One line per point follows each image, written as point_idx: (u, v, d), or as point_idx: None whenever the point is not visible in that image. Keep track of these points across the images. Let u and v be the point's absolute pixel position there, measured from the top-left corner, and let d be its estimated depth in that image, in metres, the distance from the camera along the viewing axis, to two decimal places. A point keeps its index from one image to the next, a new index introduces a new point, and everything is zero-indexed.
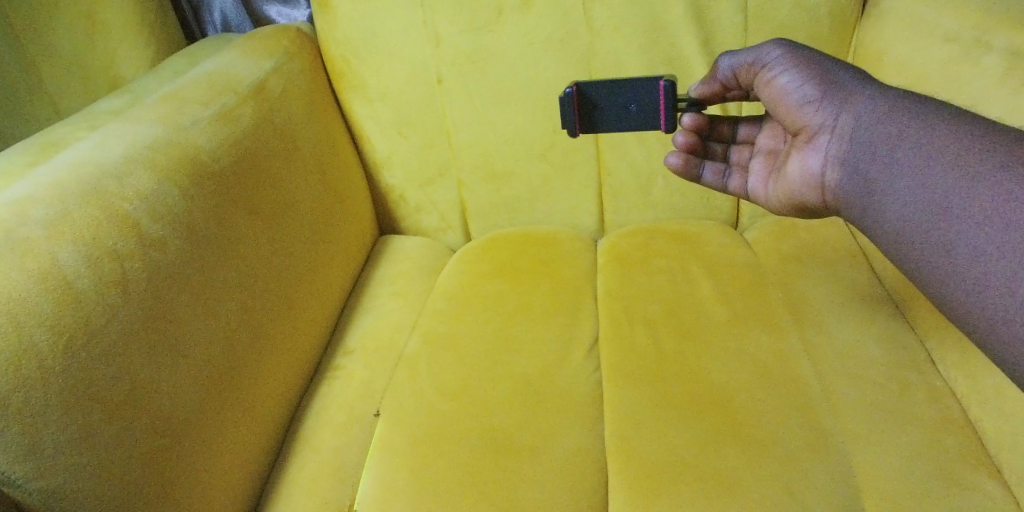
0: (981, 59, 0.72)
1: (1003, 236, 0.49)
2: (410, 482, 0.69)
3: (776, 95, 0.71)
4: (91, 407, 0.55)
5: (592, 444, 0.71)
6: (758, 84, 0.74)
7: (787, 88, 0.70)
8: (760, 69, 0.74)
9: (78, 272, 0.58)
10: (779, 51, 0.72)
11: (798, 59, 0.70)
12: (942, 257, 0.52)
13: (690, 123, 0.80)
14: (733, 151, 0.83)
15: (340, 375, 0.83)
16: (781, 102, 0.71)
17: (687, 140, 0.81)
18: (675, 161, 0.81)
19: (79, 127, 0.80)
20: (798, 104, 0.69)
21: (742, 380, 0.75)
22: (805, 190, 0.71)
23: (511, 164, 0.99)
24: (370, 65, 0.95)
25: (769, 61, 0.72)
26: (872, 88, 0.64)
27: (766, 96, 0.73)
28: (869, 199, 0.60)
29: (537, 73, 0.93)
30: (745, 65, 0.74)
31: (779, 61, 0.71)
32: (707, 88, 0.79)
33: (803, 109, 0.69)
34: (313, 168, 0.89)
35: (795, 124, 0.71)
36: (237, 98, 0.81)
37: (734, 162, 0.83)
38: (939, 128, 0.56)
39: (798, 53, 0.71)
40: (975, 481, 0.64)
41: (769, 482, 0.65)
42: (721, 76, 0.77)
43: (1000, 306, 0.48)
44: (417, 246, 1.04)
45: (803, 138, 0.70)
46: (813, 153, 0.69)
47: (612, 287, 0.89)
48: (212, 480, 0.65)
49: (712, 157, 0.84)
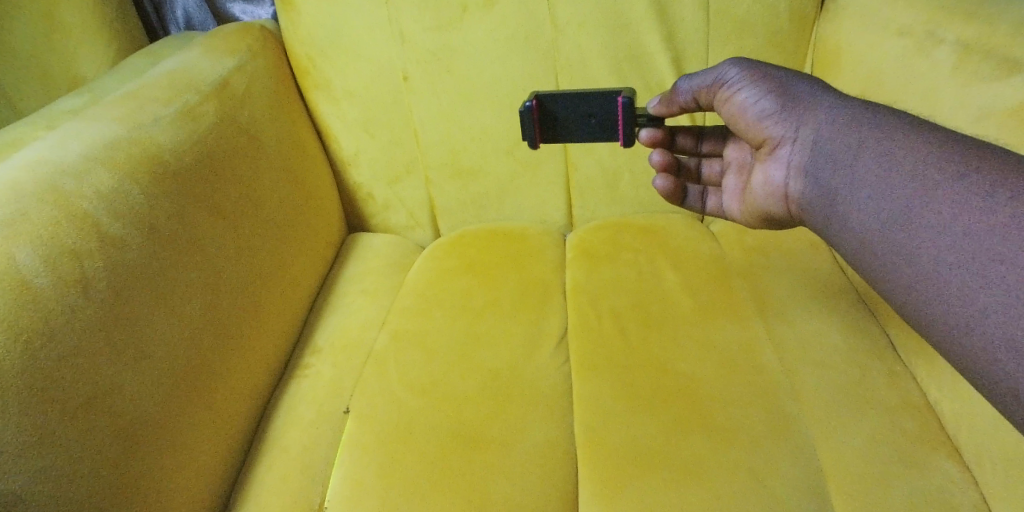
0: (934, 51, 0.76)
1: (960, 246, 0.49)
2: (378, 476, 0.68)
3: (735, 112, 0.71)
4: (51, 409, 0.55)
5: (561, 435, 0.71)
6: (718, 104, 0.73)
7: (746, 104, 0.70)
8: (719, 88, 0.73)
9: (35, 273, 0.58)
10: (736, 68, 0.71)
11: (754, 75, 0.70)
12: (903, 264, 0.52)
13: (649, 138, 0.79)
14: (704, 165, 0.83)
15: (308, 374, 0.83)
16: (742, 119, 0.71)
17: (662, 161, 0.81)
18: (662, 184, 0.83)
19: (38, 126, 0.81)
20: (758, 119, 0.69)
21: (706, 368, 0.75)
22: (771, 203, 0.71)
23: (478, 160, 1.00)
24: (335, 64, 0.96)
25: (726, 78, 0.72)
26: (831, 100, 0.64)
27: (726, 114, 0.73)
28: (832, 210, 0.60)
29: (502, 69, 0.94)
30: (705, 87, 0.73)
31: (736, 77, 0.71)
32: (666, 110, 0.77)
33: (762, 123, 0.69)
34: (279, 167, 0.90)
35: (755, 138, 0.70)
36: (199, 96, 0.83)
37: (706, 177, 0.84)
38: (897, 139, 0.56)
39: (756, 68, 0.70)
40: (934, 461, 0.65)
41: (736, 468, 0.65)
42: (681, 102, 0.76)
43: (953, 312, 0.48)
44: (385, 243, 1.05)
45: (765, 150, 0.70)
46: (775, 166, 0.69)
47: (578, 280, 0.90)
48: (182, 481, 0.65)
49: (686, 173, 0.84)
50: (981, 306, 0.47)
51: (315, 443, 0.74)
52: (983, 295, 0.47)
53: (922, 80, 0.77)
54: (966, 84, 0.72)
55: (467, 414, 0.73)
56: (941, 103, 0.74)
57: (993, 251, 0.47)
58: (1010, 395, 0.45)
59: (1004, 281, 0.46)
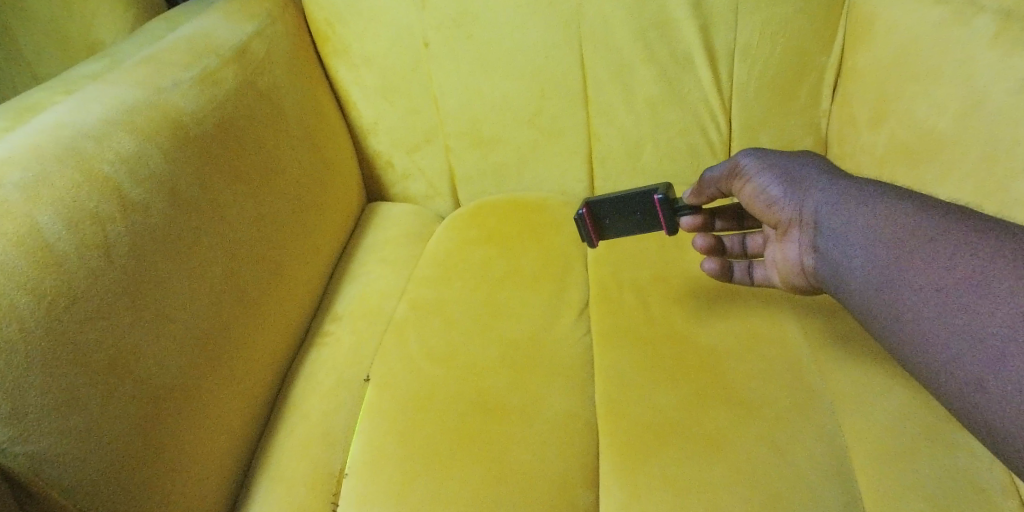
0: (972, 20, 0.74)
1: (936, 301, 0.52)
2: (398, 444, 0.68)
3: (751, 200, 0.73)
4: (78, 372, 0.55)
5: (582, 407, 0.71)
6: (738, 192, 0.75)
7: (756, 192, 0.72)
8: (736, 178, 0.75)
9: (58, 236, 0.58)
10: (749, 157, 0.74)
11: (765, 165, 0.72)
12: (893, 323, 0.55)
13: (690, 224, 0.80)
14: (747, 240, 0.81)
15: (328, 341, 0.83)
16: (755, 205, 0.73)
17: (707, 244, 0.80)
18: (712, 266, 0.78)
19: (57, 91, 0.80)
20: (768, 205, 0.71)
21: (729, 343, 0.74)
22: (793, 278, 0.71)
23: (498, 130, 0.99)
24: (355, 29, 0.94)
25: (740, 166, 0.74)
26: (825, 180, 0.66)
27: (745, 201, 0.75)
28: (837, 280, 0.62)
29: (524, 36, 0.92)
30: (724, 177, 0.76)
31: (749, 165, 0.74)
32: (697, 199, 0.78)
33: (773, 209, 0.71)
34: (298, 132, 0.89)
35: (771, 222, 0.72)
36: (218, 61, 0.82)
37: (751, 251, 0.81)
38: (881, 211, 0.59)
39: (766, 157, 0.73)
40: (962, 439, 0.64)
41: (759, 441, 0.65)
42: (709, 192, 0.77)
43: (937, 361, 0.51)
44: (405, 213, 1.04)
45: (780, 232, 0.72)
46: (790, 246, 0.70)
47: (599, 253, 0.89)
48: (203, 446, 0.65)
49: (730, 253, 0.82)
50: (955, 351, 0.50)
51: (334, 410, 0.74)
52: (957, 342, 0.50)
53: (958, 50, 0.75)
54: (1005, 55, 0.70)
55: (487, 384, 0.73)
56: (977, 74, 0.73)
57: (960, 303, 0.50)
58: (997, 434, 0.48)
59: (972, 328, 0.49)
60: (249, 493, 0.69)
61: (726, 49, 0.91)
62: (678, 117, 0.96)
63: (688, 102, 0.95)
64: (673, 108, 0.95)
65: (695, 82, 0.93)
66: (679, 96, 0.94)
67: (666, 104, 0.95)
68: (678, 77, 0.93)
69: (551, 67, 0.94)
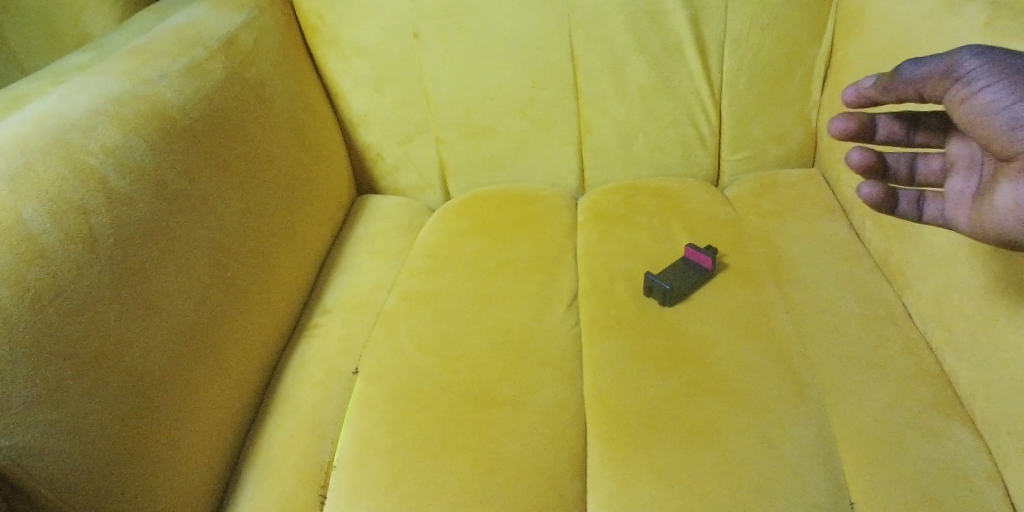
0: (962, 9, 0.72)
1: None
2: (387, 435, 0.68)
3: (981, 115, 0.53)
4: (63, 364, 0.55)
5: (572, 397, 0.71)
6: (951, 103, 0.56)
7: (990, 105, 0.53)
8: (953, 82, 0.55)
9: (42, 227, 0.57)
10: (978, 56, 0.54)
11: (1003, 69, 0.53)
12: None
13: (840, 132, 0.64)
14: (920, 163, 0.64)
15: (318, 333, 0.82)
16: (971, 123, 0.54)
17: (862, 161, 0.64)
18: (868, 191, 0.63)
19: (45, 81, 0.79)
20: (1008, 128, 0.52)
21: (719, 334, 0.74)
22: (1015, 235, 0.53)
23: (490, 121, 0.99)
24: (346, 20, 0.94)
25: (963, 69, 0.54)
26: None
27: (961, 118, 0.55)
28: None
29: (516, 26, 0.92)
30: (937, 76, 0.56)
31: (977, 69, 0.54)
32: (878, 96, 0.60)
33: (1014, 134, 0.52)
34: (286, 124, 0.89)
35: (1004, 153, 0.53)
36: (207, 52, 0.81)
37: (920, 178, 0.65)
38: None
39: (1006, 58, 0.53)
40: (947, 429, 0.64)
41: (747, 431, 0.65)
42: (901, 90, 0.58)
43: None
44: (396, 204, 1.04)
45: (1009, 169, 0.53)
46: (1011, 190, 0.53)
47: (591, 244, 0.89)
48: (190, 437, 0.64)
49: (892, 176, 0.65)
50: None
51: (324, 401, 0.74)
52: None
53: (949, 38, 0.73)
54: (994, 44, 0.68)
55: (477, 376, 0.73)
56: None
57: None
58: None
59: None
60: (238, 484, 0.68)
61: (718, 40, 0.91)
62: (669, 108, 0.96)
63: (680, 93, 0.95)
64: (664, 99, 0.95)
65: (687, 72, 0.94)
66: (671, 87, 0.94)
67: (657, 95, 0.95)
68: (669, 67, 0.93)
69: (542, 58, 0.94)
